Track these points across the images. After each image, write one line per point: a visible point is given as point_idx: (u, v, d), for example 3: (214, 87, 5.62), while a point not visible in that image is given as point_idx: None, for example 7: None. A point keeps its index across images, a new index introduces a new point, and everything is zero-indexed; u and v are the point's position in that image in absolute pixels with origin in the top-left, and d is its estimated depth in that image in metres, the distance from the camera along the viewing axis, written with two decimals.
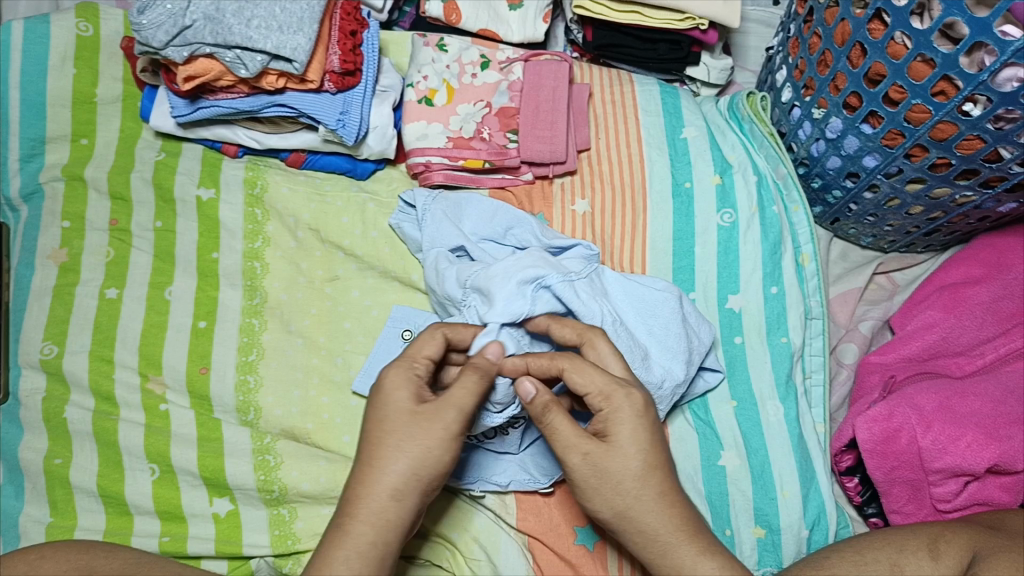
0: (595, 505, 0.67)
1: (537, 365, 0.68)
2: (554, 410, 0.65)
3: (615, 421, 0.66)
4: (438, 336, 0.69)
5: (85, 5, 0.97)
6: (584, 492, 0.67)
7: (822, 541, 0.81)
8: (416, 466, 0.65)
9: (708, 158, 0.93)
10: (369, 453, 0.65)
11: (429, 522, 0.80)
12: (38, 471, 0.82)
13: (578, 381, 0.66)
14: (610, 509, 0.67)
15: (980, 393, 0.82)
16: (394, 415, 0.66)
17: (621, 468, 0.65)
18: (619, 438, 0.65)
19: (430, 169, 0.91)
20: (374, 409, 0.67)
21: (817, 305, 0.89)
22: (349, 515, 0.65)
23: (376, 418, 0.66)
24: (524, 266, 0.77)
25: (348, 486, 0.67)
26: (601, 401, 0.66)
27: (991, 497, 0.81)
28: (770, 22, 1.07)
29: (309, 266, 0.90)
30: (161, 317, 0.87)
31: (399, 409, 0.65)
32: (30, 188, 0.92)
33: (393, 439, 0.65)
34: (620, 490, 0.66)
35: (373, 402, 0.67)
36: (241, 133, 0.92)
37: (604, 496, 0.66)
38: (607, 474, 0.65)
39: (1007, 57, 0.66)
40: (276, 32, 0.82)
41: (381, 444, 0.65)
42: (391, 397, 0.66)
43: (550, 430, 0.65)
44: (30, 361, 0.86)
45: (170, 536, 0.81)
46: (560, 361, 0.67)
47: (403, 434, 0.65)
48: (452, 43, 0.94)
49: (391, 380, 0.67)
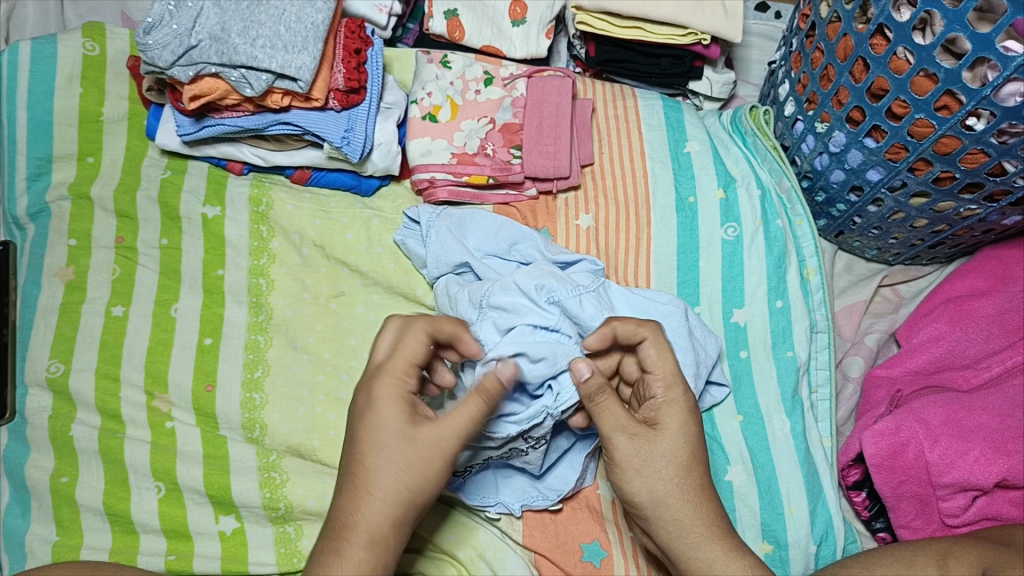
0: (633, 487, 0.68)
1: (623, 330, 0.68)
2: (607, 392, 0.66)
3: (665, 408, 0.68)
4: (416, 336, 0.66)
5: (91, 24, 0.97)
6: (624, 473, 0.68)
7: (830, 557, 0.80)
8: (416, 487, 0.63)
9: (712, 172, 0.93)
10: (365, 477, 0.63)
11: (427, 532, 0.80)
12: (45, 489, 0.83)
13: (652, 358, 0.68)
14: (649, 493, 0.67)
15: (987, 407, 0.82)
16: (391, 437, 0.63)
17: (664, 455, 0.67)
18: (669, 426, 0.67)
19: (433, 185, 0.91)
20: (366, 428, 0.64)
21: (822, 318, 0.89)
22: (347, 540, 0.63)
23: (366, 435, 0.64)
24: (532, 277, 0.77)
25: (340, 506, 0.64)
26: (661, 387, 0.68)
27: (1000, 512, 0.80)
28: (771, 35, 1.08)
29: (314, 282, 0.90)
30: (167, 334, 0.87)
31: (392, 425, 0.63)
32: (37, 207, 0.93)
33: (393, 466, 0.63)
34: (663, 476, 0.67)
35: (365, 418, 0.64)
36: (246, 151, 0.93)
37: (644, 478, 0.67)
38: (652, 459, 0.67)
39: (1009, 72, 0.66)
40: (282, 52, 0.82)
41: (372, 462, 0.63)
42: (386, 415, 0.64)
43: (598, 407, 0.66)
44: (36, 380, 0.86)
45: (176, 554, 0.81)
46: (645, 329, 0.68)
47: (403, 459, 0.63)
48: (456, 60, 0.96)
49: (377, 393, 0.64)
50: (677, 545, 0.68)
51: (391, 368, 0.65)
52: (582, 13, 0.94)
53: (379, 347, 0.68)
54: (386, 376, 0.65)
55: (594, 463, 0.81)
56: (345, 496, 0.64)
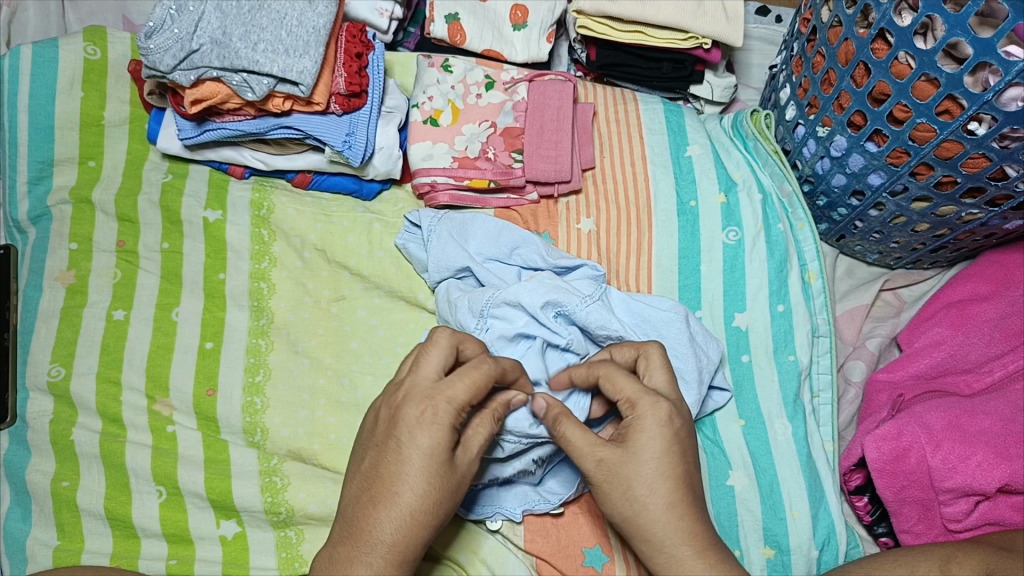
0: (605, 508, 0.66)
1: (578, 375, 0.70)
2: (565, 420, 0.66)
3: (634, 430, 0.65)
4: (485, 371, 0.64)
5: (93, 28, 0.97)
6: (595, 495, 0.66)
7: (832, 562, 0.80)
8: (448, 511, 0.65)
9: (713, 176, 0.93)
10: (402, 498, 0.62)
11: (440, 547, 0.79)
12: (46, 493, 0.83)
13: (608, 389, 0.67)
14: (620, 513, 0.65)
15: (989, 411, 0.81)
16: (436, 465, 0.63)
17: (631, 477, 0.64)
18: (636, 446, 0.64)
19: (435, 189, 0.91)
20: (411, 450, 0.63)
21: (824, 322, 0.88)
22: (377, 555, 0.62)
23: (418, 457, 0.63)
24: (538, 294, 0.78)
25: (366, 520, 0.63)
26: (627, 409, 0.66)
27: (1003, 517, 0.80)
28: (772, 39, 1.09)
29: (315, 286, 0.90)
30: (167, 338, 0.87)
31: (443, 450, 0.63)
32: (38, 211, 0.93)
33: (433, 492, 0.63)
34: (631, 496, 0.64)
35: (409, 439, 0.63)
36: (247, 155, 0.93)
37: (614, 499, 0.65)
38: (619, 480, 0.64)
39: (1011, 77, 0.66)
40: (283, 56, 0.82)
41: (419, 484, 0.62)
42: (435, 443, 0.63)
43: (562, 437, 0.66)
44: (37, 384, 0.86)
45: (176, 559, 0.80)
46: (600, 367, 0.67)
47: (444, 486, 0.63)
48: (457, 65, 0.96)
49: (434, 417, 0.63)
50: (653, 561, 0.66)
51: (453, 396, 0.63)
52: (583, 17, 0.95)
53: (429, 365, 0.65)
54: (446, 403, 0.63)
55: None
56: (380, 510, 0.63)
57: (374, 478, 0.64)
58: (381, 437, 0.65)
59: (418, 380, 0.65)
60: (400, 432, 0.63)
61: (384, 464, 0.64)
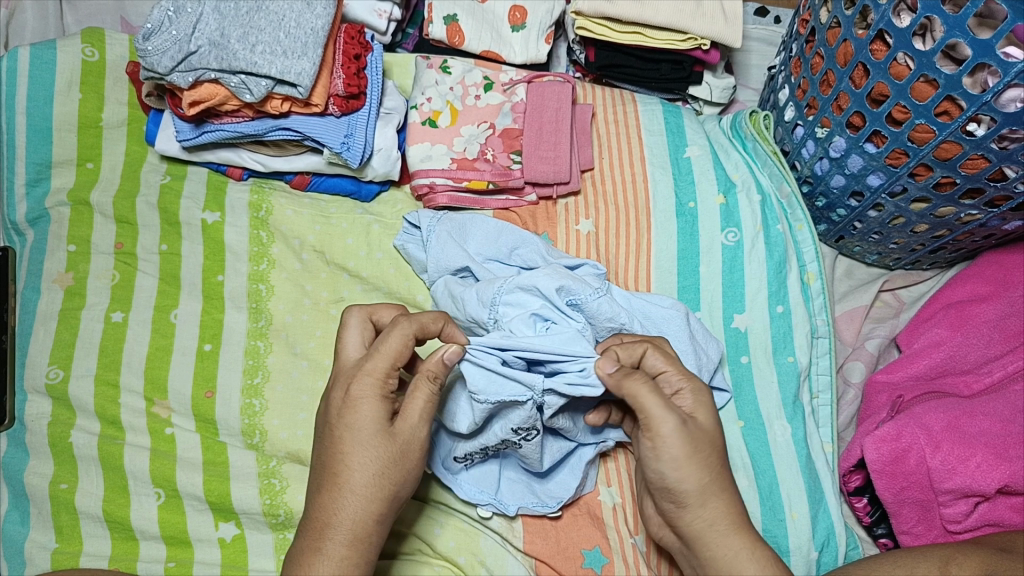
0: (683, 476, 0.64)
1: (625, 351, 0.70)
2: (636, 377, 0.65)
3: (698, 406, 0.67)
4: (400, 331, 0.65)
5: (91, 30, 0.97)
6: (670, 465, 0.64)
7: (831, 563, 0.80)
8: (395, 481, 0.65)
9: (712, 177, 0.93)
10: (340, 475, 0.64)
11: (404, 526, 0.79)
12: (44, 496, 0.83)
13: (662, 361, 0.68)
14: (696, 482, 0.64)
15: (988, 412, 0.81)
16: (368, 438, 0.64)
17: (709, 441, 0.65)
18: (703, 415, 0.67)
19: (434, 191, 0.91)
20: (343, 427, 0.65)
21: (823, 323, 0.88)
22: (331, 534, 0.64)
23: (348, 437, 0.65)
24: (553, 279, 0.77)
25: (316, 503, 0.65)
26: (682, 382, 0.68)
27: (1002, 518, 0.80)
28: (771, 40, 1.09)
29: (314, 288, 0.90)
30: (166, 340, 0.87)
31: (373, 424, 0.65)
32: (36, 213, 0.93)
33: (370, 464, 0.64)
34: (712, 461, 0.65)
35: (341, 418, 0.65)
36: (246, 157, 0.93)
37: (693, 466, 0.64)
38: (701, 444, 0.65)
39: (1010, 78, 0.65)
40: (281, 57, 0.82)
41: (356, 462, 0.64)
42: (362, 416, 0.65)
43: (636, 394, 0.64)
44: (36, 387, 0.86)
45: (175, 561, 0.80)
46: (643, 343, 0.70)
47: (382, 457, 0.64)
48: (456, 65, 0.95)
49: (359, 395, 0.65)
50: (708, 533, 0.65)
51: (373, 368, 0.65)
52: (582, 18, 0.94)
53: (349, 349, 0.68)
54: (362, 378, 0.65)
55: (594, 469, 0.81)
56: (329, 496, 0.65)
57: (321, 463, 0.67)
58: (323, 428, 0.68)
59: (340, 369, 0.68)
60: (331, 420, 0.66)
61: (326, 453, 0.66)
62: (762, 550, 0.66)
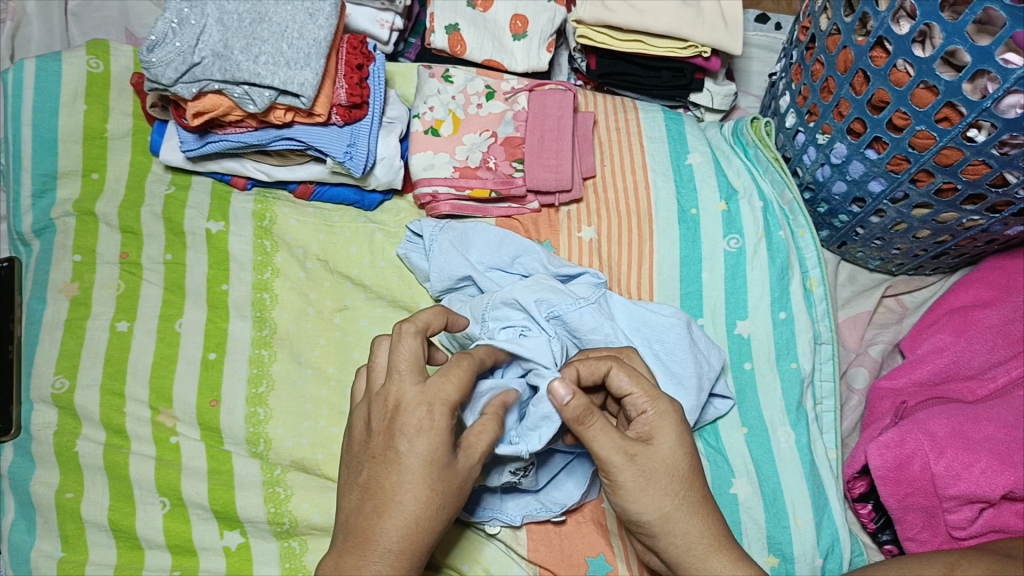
0: (640, 506, 0.65)
1: (587, 368, 0.67)
2: (594, 413, 0.63)
3: (657, 430, 0.65)
4: (468, 368, 0.64)
5: (96, 42, 0.98)
6: (628, 495, 0.64)
7: (836, 570, 0.80)
8: (451, 511, 0.64)
9: (714, 184, 0.93)
10: (401, 503, 0.61)
11: (441, 554, 0.79)
12: (50, 505, 0.83)
13: (624, 383, 0.66)
14: (656, 510, 0.65)
15: (993, 418, 0.81)
16: (435, 470, 0.61)
17: (667, 468, 0.65)
18: (663, 440, 0.65)
19: (436, 200, 0.92)
20: (409, 454, 0.61)
21: (826, 329, 0.88)
22: (384, 560, 0.62)
23: (417, 465, 0.61)
24: (533, 291, 0.78)
25: (367, 526, 0.62)
26: (646, 402, 0.66)
27: (1007, 524, 0.80)
28: (772, 47, 1.09)
29: (318, 297, 0.91)
30: (171, 349, 0.88)
31: (441, 456, 0.62)
32: (42, 224, 0.94)
33: (434, 495, 0.62)
34: (665, 491, 0.64)
35: (407, 442, 0.61)
36: (250, 166, 0.93)
37: (651, 497, 0.64)
38: (654, 475, 0.64)
39: (1010, 84, 0.65)
40: (284, 68, 0.82)
41: (421, 492, 0.61)
42: (431, 446, 0.61)
43: (589, 431, 0.63)
44: (42, 396, 0.86)
45: (181, 570, 0.81)
46: (608, 361, 0.67)
47: (446, 488, 0.62)
48: (458, 75, 0.96)
49: (429, 423, 0.61)
50: (687, 558, 0.66)
51: (446, 399, 0.62)
52: (583, 26, 0.95)
53: (406, 366, 0.63)
54: (441, 404, 0.61)
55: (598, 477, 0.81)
56: (386, 518, 0.62)
57: (374, 485, 0.63)
58: (378, 446, 0.63)
59: (404, 383, 0.62)
60: (396, 442, 0.62)
61: (384, 476, 0.62)
62: (744, 567, 0.66)
